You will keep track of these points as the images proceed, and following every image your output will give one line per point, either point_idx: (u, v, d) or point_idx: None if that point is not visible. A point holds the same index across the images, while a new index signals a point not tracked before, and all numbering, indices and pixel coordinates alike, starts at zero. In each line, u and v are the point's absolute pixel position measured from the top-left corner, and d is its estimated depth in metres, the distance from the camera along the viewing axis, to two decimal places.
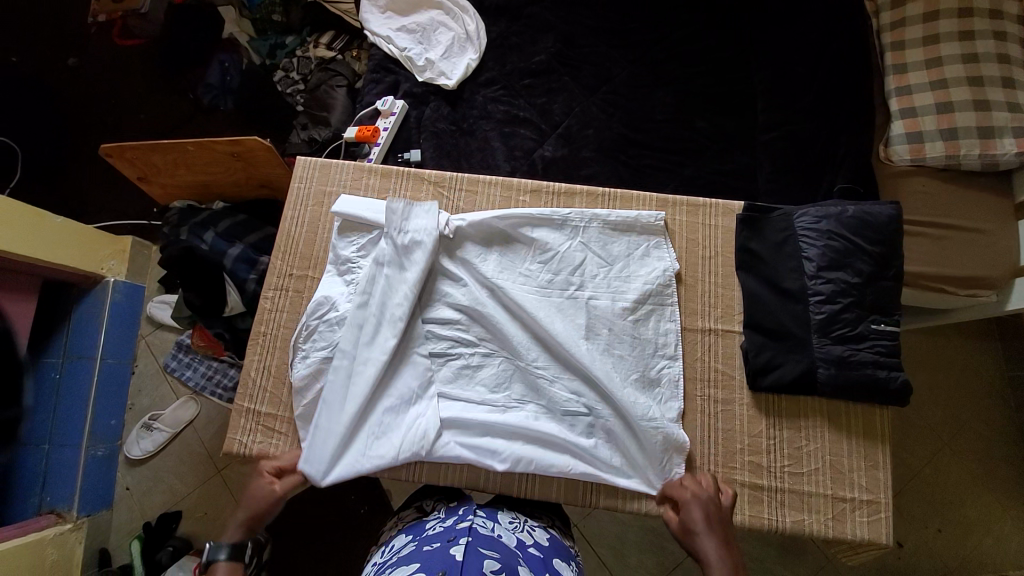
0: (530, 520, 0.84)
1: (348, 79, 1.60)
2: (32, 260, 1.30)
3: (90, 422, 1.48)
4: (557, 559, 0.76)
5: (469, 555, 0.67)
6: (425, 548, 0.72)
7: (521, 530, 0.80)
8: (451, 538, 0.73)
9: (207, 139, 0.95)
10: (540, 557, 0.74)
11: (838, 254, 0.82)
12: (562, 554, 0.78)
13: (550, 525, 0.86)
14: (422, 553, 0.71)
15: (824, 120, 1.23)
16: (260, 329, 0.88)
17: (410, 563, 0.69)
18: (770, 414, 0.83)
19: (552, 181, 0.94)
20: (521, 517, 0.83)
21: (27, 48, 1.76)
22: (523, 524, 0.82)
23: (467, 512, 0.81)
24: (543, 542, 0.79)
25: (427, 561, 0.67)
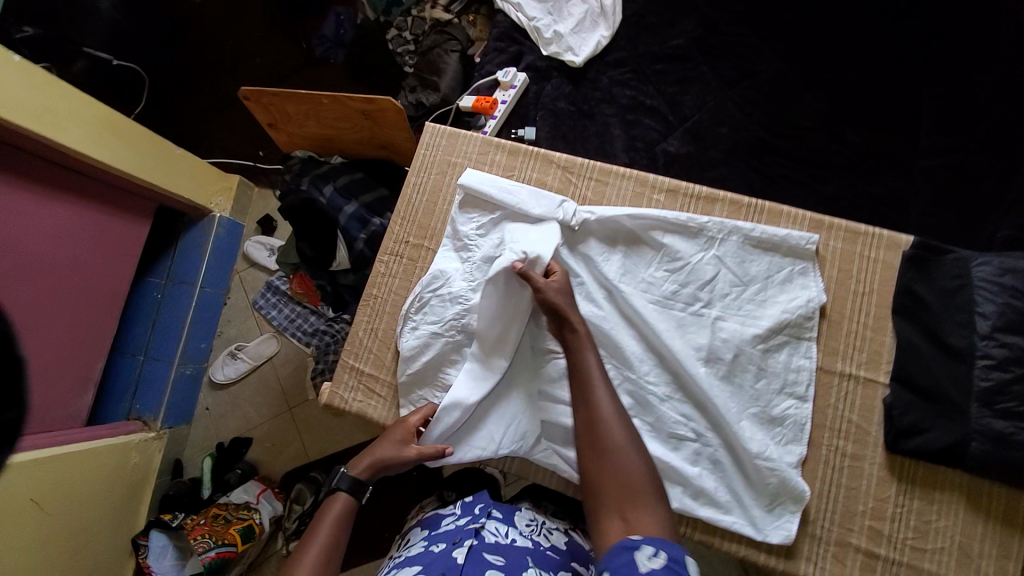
0: (547, 522, 0.85)
1: (462, 44, 1.55)
2: (165, 190, 1.38)
3: (183, 343, 1.59)
4: (575, 561, 0.79)
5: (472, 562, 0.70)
6: (431, 549, 0.75)
7: (538, 532, 0.82)
8: (457, 540, 0.76)
9: (343, 94, 0.95)
10: (553, 561, 0.76)
11: (1021, 316, 0.68)
12: (579, 556, 0.81)
13: (569, 528, 0.87)
14: (428, 554, 0.74)
15: (1005, 151, 1.07)
16: (372, 292, 0.88)
17: (414, 565, 0.72)
18: (904, 480, 0.74)
19: (692, 183, 0.86)
20: (538, 520, 0.84)
21: None
22: (541, 526, 0.83)
23: (482, 510, 0.82)
24: (560, 545, 0.80)
25: (430, 565, 0.71)
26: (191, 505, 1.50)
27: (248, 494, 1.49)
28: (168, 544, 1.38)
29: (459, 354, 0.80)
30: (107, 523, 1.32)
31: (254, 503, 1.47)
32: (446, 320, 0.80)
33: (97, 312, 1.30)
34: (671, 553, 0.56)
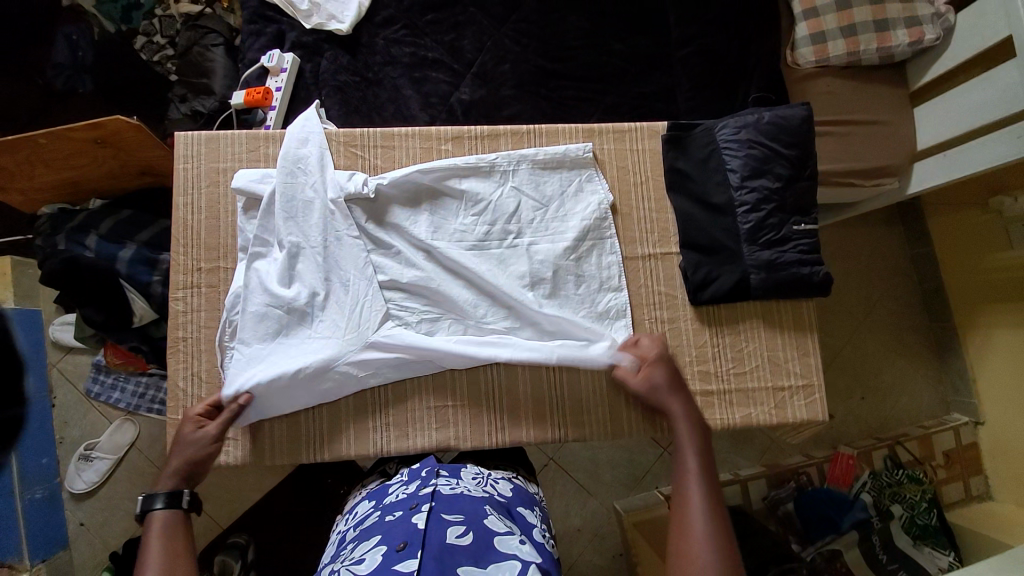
0: (493, 474, 0.84)
1: (225, 35, 1.39)
2: None
3: (16, 465, 1.34)
4: (521, 507, 0.79)
5: (431, 522, 0.66)
6: (387, 519, 0.71)
7: (485, 485, 0.81)
8: (414, 505, 0.71)
9: (59, 125, 0.80)
10: (506, 508, 0.76)
11: (759, 161, 0.84)
12: (525, 502, 0.80)
13: (514, 475, 0.87)
14: (385, 523, 0.70)
15: (734, 28, 1.23)
16: (177, 335, 0.80)
17: (372, 537, 0.68)
18: (713, 325, 0.87)
19: (472, 125, 0.88)
20: (482, 473, 0.84)
21: None
22: (486, 478, 0.82)
23: (429, 474, 0.79)
24: (507, 493, 0.80)
25: (389, 532, 0.67)
26: None
27: None
28: None
29: (278, 329, 0.76)
30: None
31: None
32: (268, 329, 0.76)
33: None
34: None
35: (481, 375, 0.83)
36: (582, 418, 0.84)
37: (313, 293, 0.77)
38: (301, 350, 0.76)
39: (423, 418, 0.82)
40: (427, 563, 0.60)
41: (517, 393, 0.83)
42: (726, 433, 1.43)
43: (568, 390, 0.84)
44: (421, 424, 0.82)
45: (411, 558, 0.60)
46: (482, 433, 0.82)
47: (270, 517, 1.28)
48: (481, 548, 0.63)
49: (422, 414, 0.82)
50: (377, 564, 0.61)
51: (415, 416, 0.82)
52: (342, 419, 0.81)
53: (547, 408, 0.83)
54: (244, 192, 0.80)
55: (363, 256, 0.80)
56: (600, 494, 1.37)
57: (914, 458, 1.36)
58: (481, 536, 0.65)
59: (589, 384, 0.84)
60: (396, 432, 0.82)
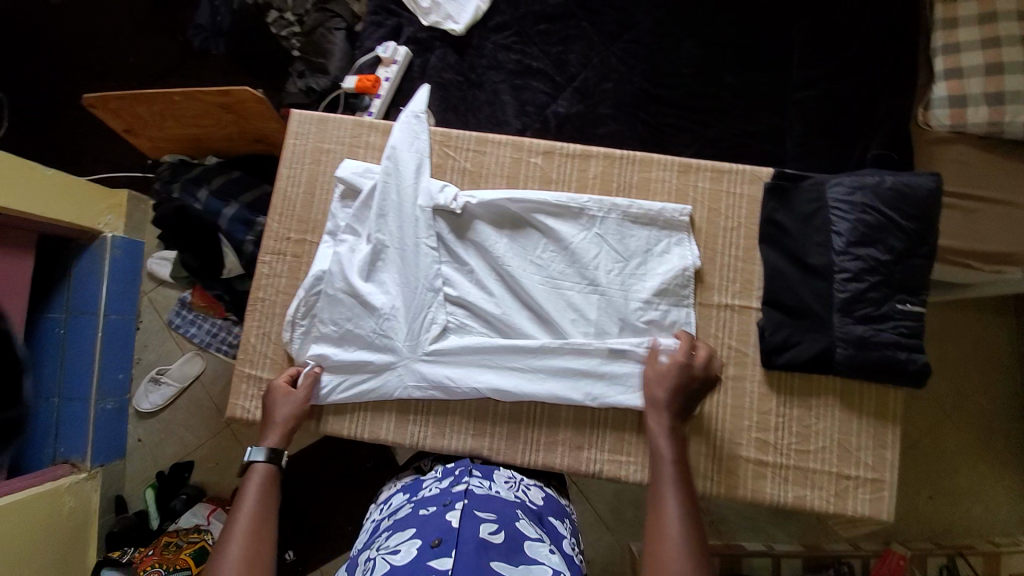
0: (525, 479, 0.81)
1: (348, 21, 1.50)
2: (27, 215, 1.26)
3: (97, 375, 1.49)
4: (552, 516, 0.76)
5: (463, 521, 0.65)
6: (421, 512, 0.70)
7: (518, 489, 0.77)
8: (446, 502, 0.71)
9: (195, 89, 0.88)
10: (538, 515, 0.73)
11: (870, 229, 0.77)
12: (556, 511, 0.77)
13: (545, 484, 0.83)
14: (418, 515, 0.70)
15: (862, 78, 1.14)
16: (257, 295, 0.86)
17: (406, 528, 0.68)
18: (782, 392, 0.80)
19: (566, 142, 0.87)
20: (516, 477, 0.81)
21: None
22: (518, 482, 0.79)
23: (462, 471, 0.78)
24: (539, 501, 0.77)
25: (422, 527, 0.66)
26: (141, 538, 1.49)
27: (198, 517, 1.46)
28: None
29: (347, 317, 0.81)
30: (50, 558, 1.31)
31: (204, 525, 1.45)
32: (339, 314, 0.81)
33: None
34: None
35: (526, 411, 0.82)
36: (620, 458, 0.81)
37: (387, 291, 0.82)
38: (363, 342, 0.81)
39: (462, 421, 0.83)
40: (462, 564, 0.58)
41: (559, 418, 0.82)
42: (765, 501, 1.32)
43: (611, 425, 0.81)
44: (459, 426, 0.82)
45: (445, 556, 0.60)
46: (517, 450, 0.82)
47: (300, 476, 1.34)
48: (514, 552, 0.62)
49: (462, 417, 0.83)
50: (412, 558, 0.61)
51: (454, 417, 0.83)
52: (385, 409, 0.84)
53: (586, 439, 0.81)
54: (345, 181, 0.85)
55: (433, 263, 0.82)
56: (617, 532, 1.32)
57: None
58: (514, 538, 0.64)
59: (633, 424, 0.81)
60: (435, 429, 0.83)
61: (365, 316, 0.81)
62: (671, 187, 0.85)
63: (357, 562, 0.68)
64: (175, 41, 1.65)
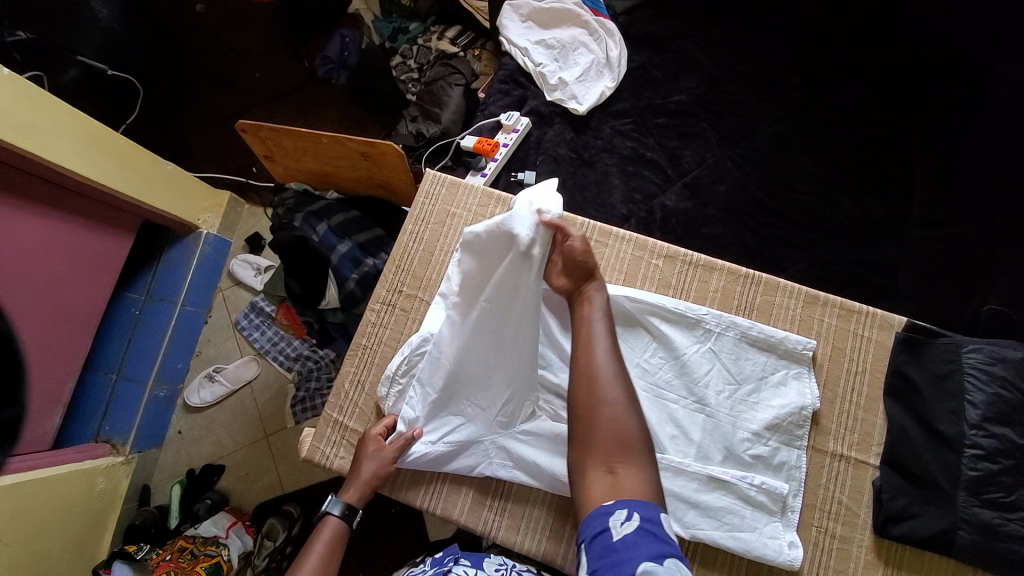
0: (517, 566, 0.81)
1: (467, 79, 1.56)
2: (145, 204, 1.33)
3: (159, 362, 1.53)
4: None
5: None
6: None
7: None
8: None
9: (343, 135, 0.93)
10: None
11: (1009, 407, 0.71)
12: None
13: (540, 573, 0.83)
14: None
15: (989, 228, 1.10)
16: (360, 342, 0.86)
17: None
18: (891, 566, 0.73)
19: (691, 250, 0.86)
20: (507, 563, 0.81)
21: None
22: (509, 569, 0.80)
23: (449, 559, 0.81)
24: None
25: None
26: (158, 536, 1.45)
27: (217, 527, 1.43)
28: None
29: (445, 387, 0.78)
30: (72, 546, 1.27)
31: (222, 537, 1.41)
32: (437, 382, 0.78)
33: (70, 318, 1.25)
34: (644, 514, 0.51)
35: None
36: None
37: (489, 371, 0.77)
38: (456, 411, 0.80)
39: (540, 519, 0.79)
40: None
41: None
42: None
43: (700, 562, 0.75)
44: (535, 525, 0.79)
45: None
46: None
47: None
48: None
49: (540, 515, 0.79)
50: None
51: (532, 513, 0.79)
52: (462, 486, 0.81)
53: None
54: None
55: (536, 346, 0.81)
56: None
57: None
58: None
59: (724, 564, 0.75)
60: (509, 521, 0.79)
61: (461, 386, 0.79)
62: (795, 316, 0.82)
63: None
64: (304, 67, 1.77)
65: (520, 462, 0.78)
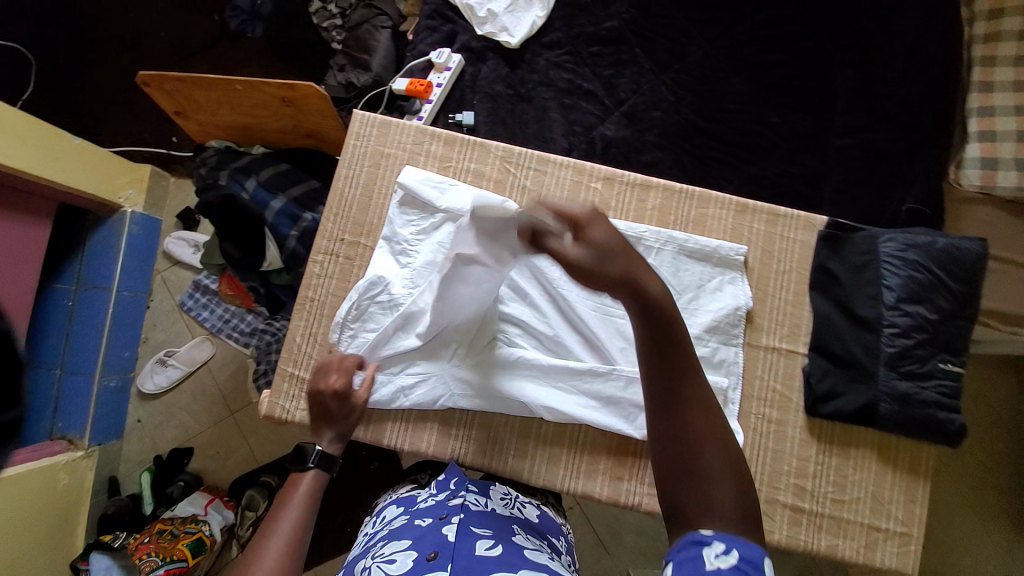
0: (520, 496, 0.82)
1: (394, 20, 1.46)
2: (50, 182, 1.20)
3: (104, 351, 1.44)
4: (550, 534, 0.77)
5: (460, 535, 0.66)
6: (417, 524, 0.71)
7: (512, 506, 0.79)
8: (444, 516, 0.71)
9: (258, 79, 0.87)
10: (536, 531, 0.76)
11: (919, 287, 0.78)
12: (551, 529, 0.79)
13: (542, 502, 0.84)
14: (414, 527, 0.70)
15: (905, 132, 1.16)
16: (306, 294, 0.85)
17: (402, 539, 0.68)
18: (823, 440, 0.81)
19: (628, 171, 0.87)
20: (512, 495, 0.82)
21: None
22: (514, 500, 0.80)
23: (458, 485, 0.78)
24: (533, 519, 0.78)
25: (418, 539, 0.67)
26: (134, 523, 1.43)
27: (194, 506, 1.41)
28: (112, 565, 1.25)
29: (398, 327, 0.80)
30: (42, 543, 1.24)
31: (202, 515, 1.40)
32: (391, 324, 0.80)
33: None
34: (744, 552, 0.47)
35: (568, 438, 0.82)
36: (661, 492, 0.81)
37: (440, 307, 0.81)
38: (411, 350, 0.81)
39: (506, 443, 0.83)
40: None
41: (601, 446, 0.82)
42: None
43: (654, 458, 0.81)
44: (502, 448, 0.82)
45: (441, 568, 0.60)
46: (558, 475, 0.81)
47: None
48: (512, 558, 0.62)
49: (506, 439, 0.83)
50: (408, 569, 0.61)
51: (497, 438, 0.83)
52: (427, 422, 0.83)
53: (627, 471, 0.81)
54: (407, 191, 0.84)
55: None
56: (616, 556, 1.33)
57: None
58: (511, 552, 0.64)
59: None
60: (476, 447, 0.83)
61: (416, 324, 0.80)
62: (727, 225, 0.86)
63: (353, 572, 0.68)
64: (213, 20, 1.61)
65: (478, 391, 0.80)
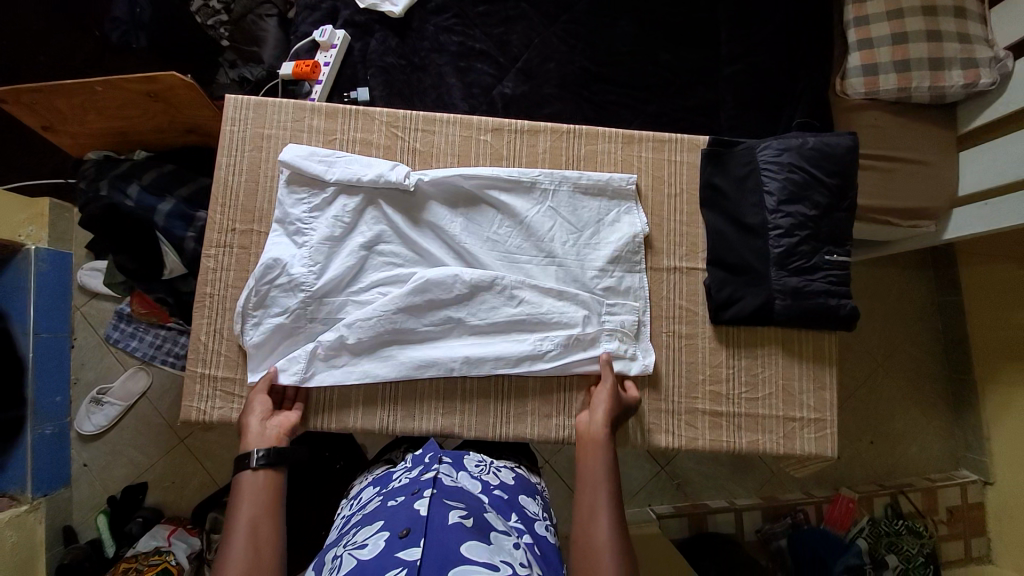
0: (495, 463, 0.83)
1: (279, 6, 1.38)
2: None
3: (31, 399, 1.32)
4: (523, 494, 0.78)
5: (432, 509, 0.64)
6: (390, 503, 0.69)
7: (487, 472, 0.79)
8: (416, 492, 0.69)
9: (114, 76, 0.83)
10: (507, 496, 0.75)
11: (797, 187, 0.82)
12: (528, 490, 0.79)
13: (517, 466, 0.86)
14: (387, 507, 0.68)
15: (788, 51, 1.20)
16: (205, 291, 0.82)
17: (374, 522, 0.66)
18: (731, 346, 0.86)
19: (514, 118, 0.88)
20: (486, 460, 0.82)
21: None
22: (489, 466, 0.81)
23: (432, 459, 0.77)
24: (509, 482, 0.79)
25: (391, 518, 0.65)
26: (98, 568, 1.31)
27: (156, 539, 1.29)
28: None
29: (305, 306, 0.79)
30: None
31: (165, 546, 1.28)
32: (295, 304, 0.78)
33: None
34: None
35: (495, 390, 0.84)
36: None
37: (345, 282, 0.80)
38: (322, 328, 0.80)
39: (431, 403, 0.83)
40: (429, 552, 0.58)
41: (526, 390, 0.84)
42: (726, 459, 1.36)
43: (577, 391, 0.84)
44: (428, 408, 0.83)
45: (413, 546, 0.59)
46: (488, 424, 0.83)
47: None
48: (485, 540, 0.62)
49: (431, 400, 0.84)
50: (379, 551, 0.60)
51: (422, 400, 0.83)
52: (352, 398, 0.83)
53: (554, 407, 0.84)
54: (292, 170, 0.81)
55: (377, 245, 0.82)
56: None
57: (917, 510, 1.31)
58: (483, 528, 0.64)
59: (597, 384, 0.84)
60: (404, 412, 0.83)
61: (322, 298, 0.79)
62: (617, 157, 0.89)
63: (325, 560, 0.65)
64: (91, 35, 1.45)
65: (398, 351, 0.80)
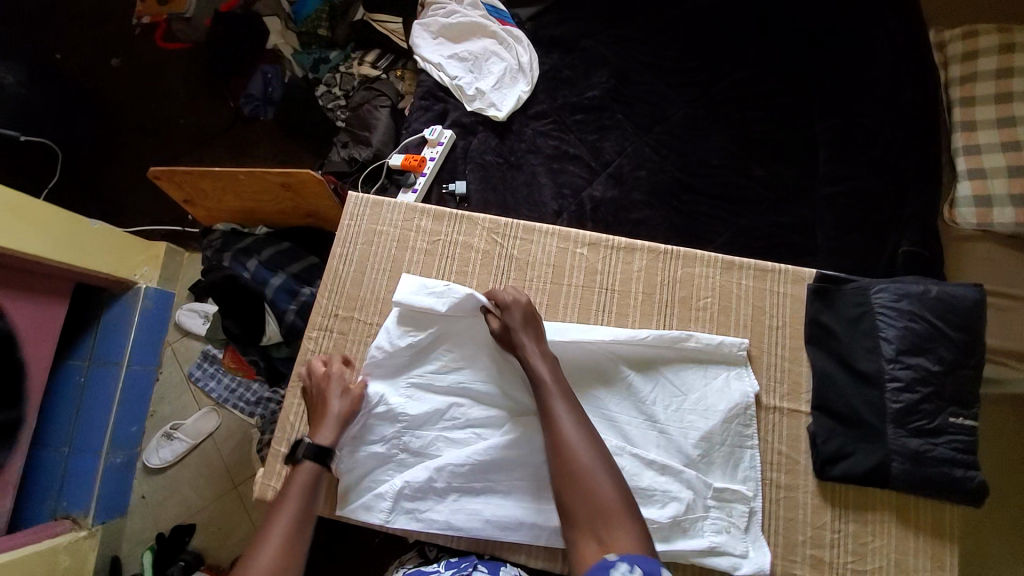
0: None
1: (393, 99, 1.48)
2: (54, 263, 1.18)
3: (111, 428, 1.36)
4: None
5: None
6: None
7: None
8: None
9: (260, 168, 0.93)
10: None
11: (919, 338, 0.77)
12: None
13: None
14: None
15: (892, 177, 1.17)
16: (300, 371, 0.86)
17: None
18: (836, 506, 0.77)
19: (611, 235, 0.89)
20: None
21: (66, 45, 1.67)
22: None
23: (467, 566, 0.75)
24: None
25: None
26: None
27: None
28: None
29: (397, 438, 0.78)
30: None
31: None
32: (389, 432, 0.79)
33: None
34: (645, 567, 0.57)
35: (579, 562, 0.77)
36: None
37: (441, 420, 0.80)
38: (409, 467, 0.78)
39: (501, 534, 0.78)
40: None
41: None
42: None
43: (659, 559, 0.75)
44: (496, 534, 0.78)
45: None
46: (555, 555, 0.77)
47: None
48: None
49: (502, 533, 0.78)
50: None
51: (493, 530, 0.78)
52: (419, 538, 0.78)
53: None
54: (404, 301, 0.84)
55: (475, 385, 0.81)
56: None
57: None
58: None
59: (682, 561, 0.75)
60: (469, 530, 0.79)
61: (416, 433, 0.79)
62: (715, 283, 0.87)
63: None
64: (228, 107, 1.65)
65: (482, 508, 0.75)
